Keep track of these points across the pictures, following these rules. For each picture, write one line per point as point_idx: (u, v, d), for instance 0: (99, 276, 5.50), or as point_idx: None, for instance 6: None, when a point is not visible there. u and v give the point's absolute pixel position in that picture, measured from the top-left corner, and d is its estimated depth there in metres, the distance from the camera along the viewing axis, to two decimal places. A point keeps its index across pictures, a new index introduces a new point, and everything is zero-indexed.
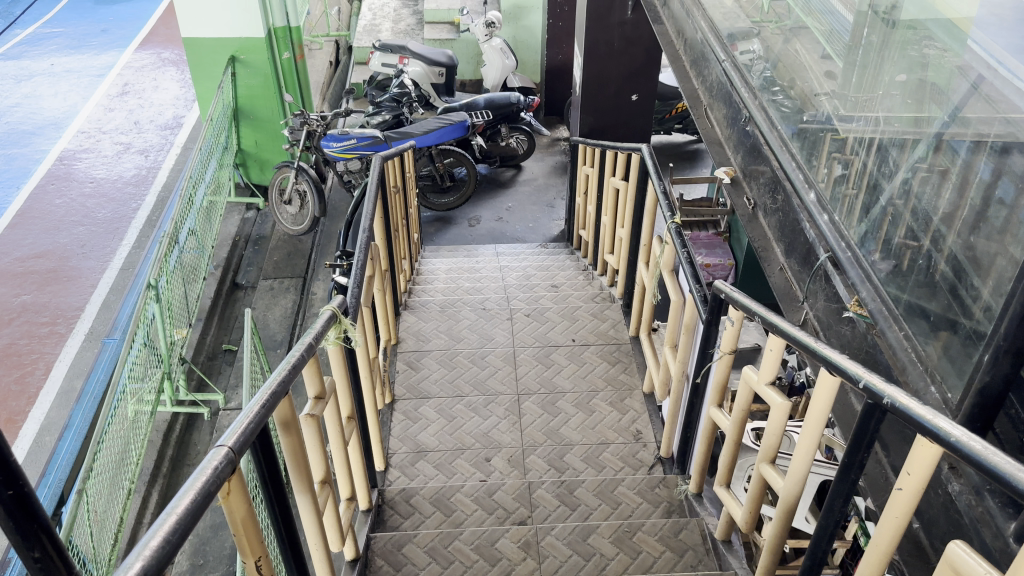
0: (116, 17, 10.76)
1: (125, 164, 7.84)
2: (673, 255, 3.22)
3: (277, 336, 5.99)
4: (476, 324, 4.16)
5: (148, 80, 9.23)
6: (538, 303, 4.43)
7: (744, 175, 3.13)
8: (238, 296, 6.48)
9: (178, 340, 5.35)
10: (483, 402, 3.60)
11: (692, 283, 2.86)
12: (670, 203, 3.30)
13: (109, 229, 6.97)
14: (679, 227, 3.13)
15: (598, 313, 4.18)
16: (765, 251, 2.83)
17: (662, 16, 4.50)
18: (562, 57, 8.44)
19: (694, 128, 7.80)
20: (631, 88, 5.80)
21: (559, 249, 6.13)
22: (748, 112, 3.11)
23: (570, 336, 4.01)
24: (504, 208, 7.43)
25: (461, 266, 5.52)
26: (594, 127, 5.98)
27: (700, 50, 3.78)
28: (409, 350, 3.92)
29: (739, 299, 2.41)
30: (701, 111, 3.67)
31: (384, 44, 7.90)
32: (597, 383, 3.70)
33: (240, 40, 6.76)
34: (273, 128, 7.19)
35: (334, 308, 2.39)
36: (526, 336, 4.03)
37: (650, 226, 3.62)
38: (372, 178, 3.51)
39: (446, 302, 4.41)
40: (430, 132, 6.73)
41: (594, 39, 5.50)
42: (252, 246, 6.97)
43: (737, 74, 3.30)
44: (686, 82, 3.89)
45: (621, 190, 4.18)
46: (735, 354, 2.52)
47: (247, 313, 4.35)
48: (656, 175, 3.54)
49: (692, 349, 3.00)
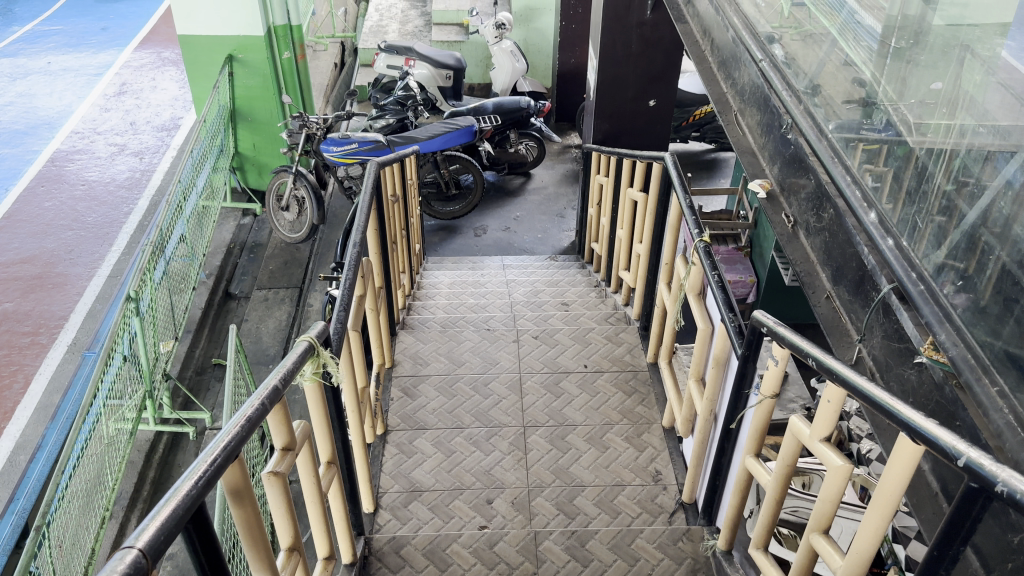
0: (116, 15, 10.48)
1: (118, 166, 7.54)
2: (698, 275, 2.85)
3: (269, 350, 5.66)
4: (479, 346, 3.78)
5: (146, 80, 8.94)
6: (547, 323, 4.08)
7: (784, 189, 2.80)
8: (230, 307, 6.15)
9: (162, 353, 5.01)
10: (485, 434, 3.26)
11: (723, 310, 2.52)
12: (697, 217, 2.94)
13: (99, 234, 6.66)
14: (707, 246, 2.77)
15: (612, 335, 3.81)
16: (810, 277, 2.51)
17: (686, 14, 4.17)
18: (575, 61, 8.11)
19: (712, 137, 7.46)
20: (648, 93, 5.46)
21: (570, 262, 5.78)
22: (788, 117, 2.72)
23: (582, 361, 3.64)
24: (512, 217, 7.09)
25: (465, 280, 5.18)
26: (609, 133, 5.64)
27: (729, 51, 3.44)
28: (405, 375, 3.57)
29: (785, 335, 2.05)
30: (731, 118, 3.31)
31: (389, 45, 7.61)
32: (612, 415, 3.34)
33: (239, 38, 6.48)
34: (272, 131, 6.88)
35: (309, 338, 2.04)
36: (533, 359, 3.67)
37: (672, 241, 3.26)
38: (366, 186, 3.17)
39: (446, 320, 4.07)
40: (436, 137, 6.43)
41: (611, 40, 5.17)
42: (248, 254, 6.65)
43: (776, 74, 2.84)
44: (714, 86, 3.55)
45: (640, 202, 3.83)
46: (777, 398, 2.17)
47: (232, 329, 4.01)
48: (681, 185, 3.17)
49: (721, 386, 2.65)
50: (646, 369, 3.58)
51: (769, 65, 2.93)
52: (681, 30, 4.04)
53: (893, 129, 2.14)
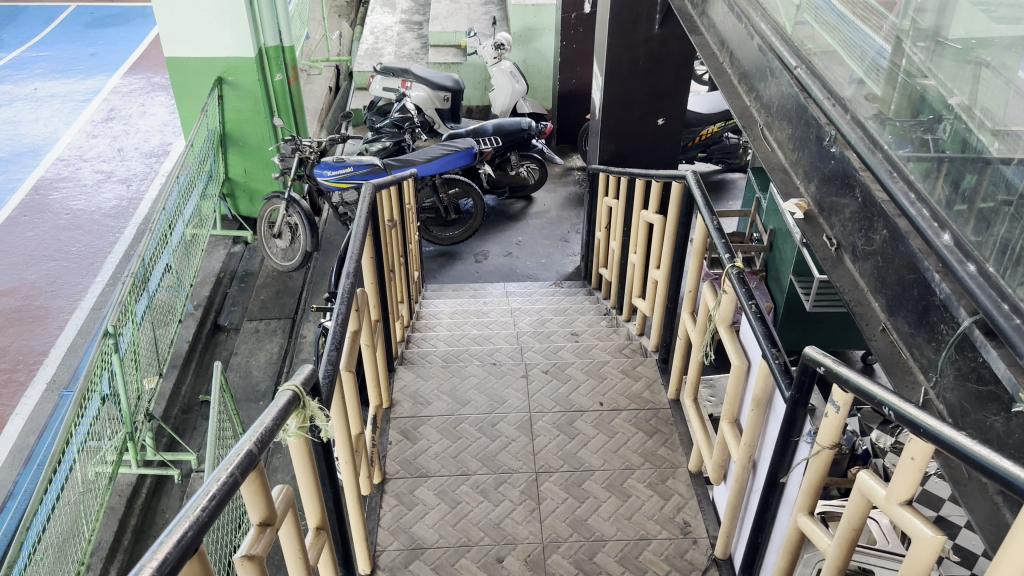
0: (105, 41, 10.27)
1: (105, 193, 7.27)
2: (731, 305, 2.58)
3: (260, 386, 5.35)
4: (485, 383, 3.45)
5: (136, 106, 8.71)
6: (557, 356, 3.78)
7: (823, 209, 2.54)
8: (219, 340, 5.84)
9: (144, 391, 4.70)
10: (493, 483, 2.94)
11: (764, 345, 2.24)
12: (726, 241, 2.67)
13: (82, 265, 6.37)
14: (740, 272, 2.50)
15: (629, 369, 3.49)
16: (861, 306, 2.24)
17: (700, 25, 3.92)
18: (577, 81, 7.89)
19: (718, 157, 7.22)
20: (656, 111, 5.21)
21: (576, 289, 5.50)
22: (830, 128, 2.44)
23: (597, 399, 3.32)
24: (514, 242, 6.82)
25: (466, 309, 4.89)
26: (616, 153, 5.39)
27: (754, 60, 3.17)
28: (405, 416, 3.23)
29: (847, 376, 1.77)
30: (757, 132, 3.04)
31: (386, 66, 7.33)
32: (633, 459, 3.03)
33: (228, 60, 6.24)
34: (263, 155, 6.63)
35: (293, 387, 1.75)
36: (544, 396, 3.34)
37: (696, 268, 2.98)
38: (361, 209, 2.89)
39: (447, 354, 3.76)
40: (433, 160, 6.19)
41: (616, 57, 4.93)
42: (238, 283, 6.36)
43: (813, 82, 2.58)
44: (736, 99, 3.28)
45: (656, 224, 3.56)
46: (837, 448, 1.89)
47: (216, 365, 3.69)
48: (706, 205, 2.89)
49: (761, 431, 2.37)
50: (667, 406, 3.26)
51: (804, 72, 2.68)
52: (696, 41, 3.78)
53: (966, 141, 1.85)
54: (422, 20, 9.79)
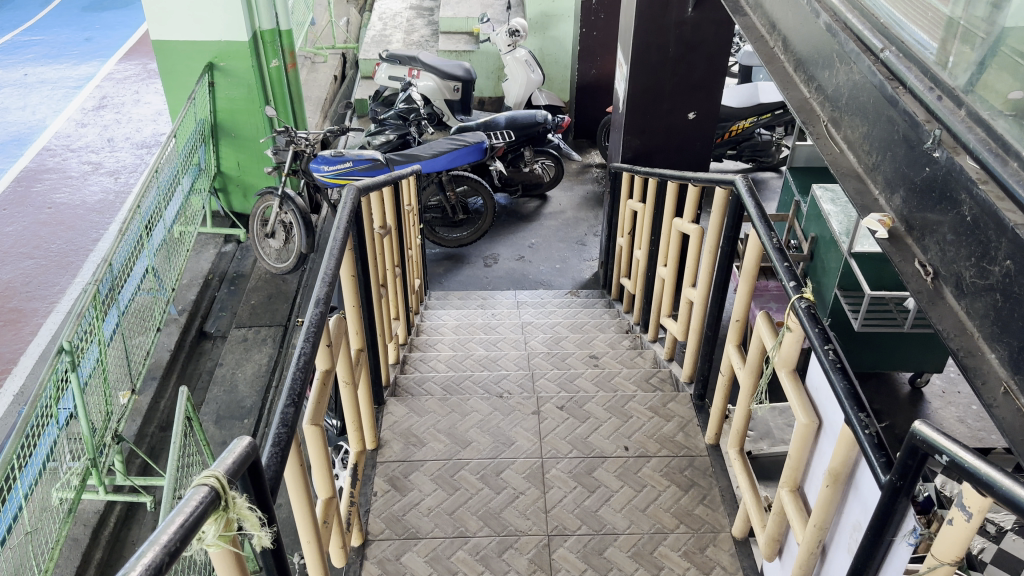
0: (103, 25, 9.83)
1: (91, 186, 6.82)
2: (796, 344, 2.08)
3: (246, 402, 4.88)
4: (489, 420, 2.93)
5: (129, 93, 8.26)
6: (575, 385, 3.27)
7: (914, 227, 2.01)
8: (204, 348, 5.39)
9: (114, 409, 4.27)
10: (496, 549, 2.43)
11: (848, 407, 1.75)
12: (789, 263, 2.14)
13: (62, 264, 5.92)
14: (810, 306, 1.99)
15: (658, 406, 2.97)
16: (974, 358, 1.70)
17: (745, 6, 3.39)
18: (597, 71, 7.36)
19: (749, 154, 6.70)
20: (687, 104, 4.67)
21: (594, 300, 5.00)
22: (933, 126, 1.90)
23: (621, 443, 2.80)
24: (527, 245, 6.31)
25: (472, 323, 4.40)
26: (640, 151, 4.87)
27: (817, 44, 2.65)
28: (394, 461, 2.72)
29: (986, 477, 1.27)
30: (821, 130, 2.54)
31: (392, 53, 6.87)
32: (664, 520, 2.52)
33: (219, 45, 5.76)
34: (256, 148, 6.15)
35: (213, 479, 1.26)
36: (558, 438, 2.83)
37: (747, 293, 2.45)
38: (342, 218, 2.39)
39: (446, 382, 3.27)
40: (440, 155, 5.69)
41: (644, 43, 4.41)
42: (228, 286, 5.89)
43: (909, 69, 2.01)
44: (794, 91, 2.76)
45: (693, 236, 3.05)
46: (960, 564, 1.41)
47: (181, 391, 3.31)
48: (758, 214, 2.35)
49: (835, 511, 1.89)
50: (706, 453, 2.75)
51: (895, 54, 2.08)
52: (740, 24, 3.27)
53: None
54: (433, 6, 9.26)
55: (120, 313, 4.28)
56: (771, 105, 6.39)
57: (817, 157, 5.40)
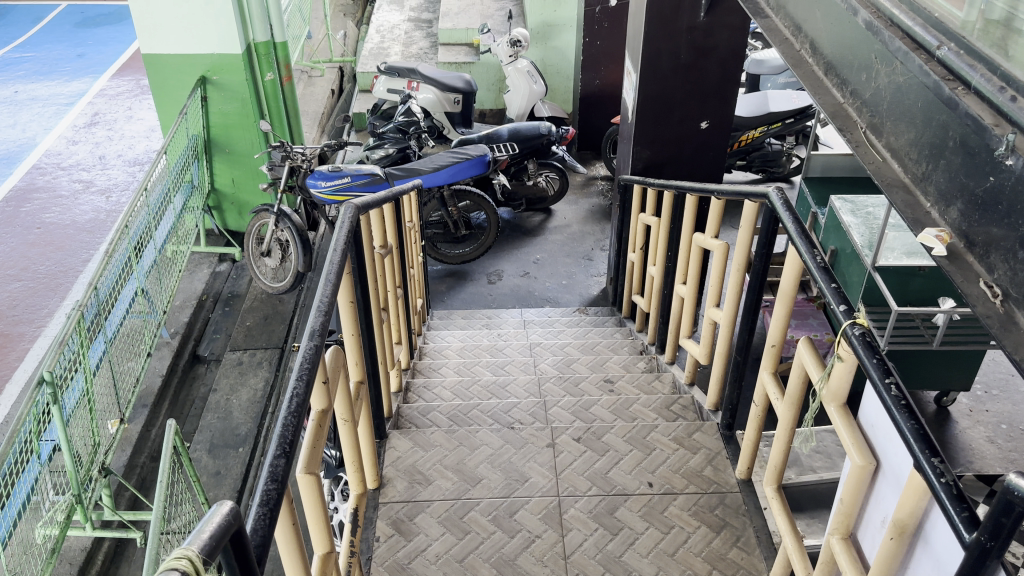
0: (95, 40, 9.67)
1: (81, 205, 6.62)
2: (846, 377, 1.87)
3: (241, 429, 4.65)
4: (501, 454, 2.70)
5: (122, 110, 8.08)
6: (591, 413, 3.05)
7: (976, 243, 1.78)
8: (198, 373, 5.16)
9: (102, 440, 4.05)
10: None
11: (918, 451, 1.53)
12: (835, 285, 1.92)
13: (50, 286, 5.71)
14: (864, 332, 1.79)
15: (683, 437, 2.75)
16: None
17: (765, 8, 3.20)
18: (601, 81, 7.18)
19: (759, 165, 6.52)
20: (699, 113, 4.47)
21: (604, 318, 4.79)
22: (1003, 130, 1.67)
23: (644, 478, 2.58)
24: (532, 260, 6.09)
25: (478, 345, 4.18)
26: (651, 162, 4.67)
27: (851, 46, 2.46)
28: (398, 501, 2.50)
29: None
30: (860, 137, 2.34)
31: (389, 66, 6.66)
32: (695, 566, 2.29)
33: (213, 57, 5.58)
34: (251, 164, 5.95)
35: (185, 560, 1.05)
36: (575, 474, 2.61)
37: (784, 316, 2.24)
38: (339, 236, 2.19)
39: (452, 411, 3.05)
40: (441, 169, 5.50)
41: (654, 50, 4.22)
42: (222, 306, 5.67)
43: (973, 67, 1.80)
44: (826, 96, 2.56)
45: (716, 252, 2.85)
46: None
47: (169, 423, 3.08)
48: (796, 227, 2.15)
49: (898, 566, 1.67)
50: (738, 489, 2.52)
51: (954, 51, 1.87)
52: (762, 26, 3.07)
53: None
54: (431, 18, 9.10)
55: (107, 341, 4.06)
56: (783, 114, 6.19)
57: (835, 167, 5.21)
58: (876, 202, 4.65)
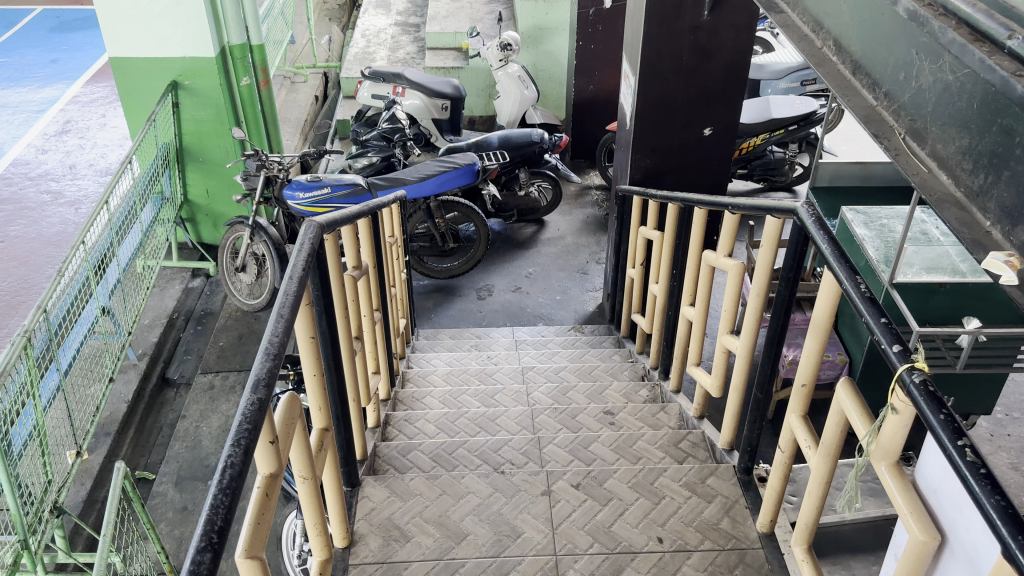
0: (70, 46, 9.33)
1: (49, 217, 6.27)
2: (901, 432, 1.57)
3: (211, 460, 4.31)
4: (490, 503, 2.38)
5: (95, 117, 7.74)
6: (591, 453, 2.74)
7: None
8: (166, 398, 4.82)
9: (57, 476, 3.68)
10: None
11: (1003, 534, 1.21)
12: (885, 320, 1.62)
13: (11, 304, 5.36)
14: (925, 379, 1.48)
15: (696, 484, 2.43)
16: None
17: (780, 2, 2.90)
18: (595, 87, 6.89)
19: (760, 173, 6.25)
20: (702, 118, 4.17)
21: (601, 338, 4.48)
22: None
23: (653, 533, 2.26)
24: (524, 274, 5.78)
25: (466, 369, 3.86)
26: (650, 171, 4.38)
27: (884, 42, 2.14)
28: (371, 563, 2.17)
29: None
30: (899, 144, 1.99)
31: (374, 70, 6.33)
32: None
33: (185, 61, 5.27)
34: (226, 173, 5.63)
35: None
36: (574, 528, 2.29)
37: (816, 351, 1.94)
38: (296, 256, 1.87)
39: (435, 450, 2.73)
40: (427, 179, 5.20)
41: (654, 51, 3.93)
42: (194, 326, 5.33)
43: None
44: (857, 99, 2.22)
45: (730, 271, 2.54)
46: None
47: (117, 465, 2.75)
48: (833, 250, 1.85)
49: None
50: (760, 545, 2.20)
51: None
52: (777, 21, 2.78)
53: None
54: (419, 22, 8.81)
55: (61, 375, 3.70)
56: (786, 120, 5.91)
57: (843, 175, 4.95)
58: (891, 213, 4.37)
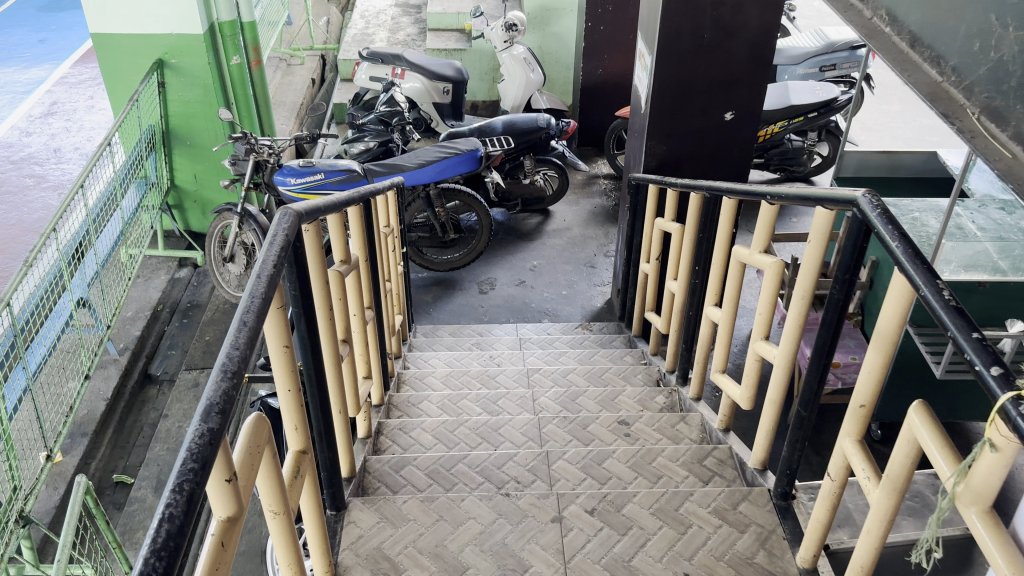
0: (59, 25, 9.01)
1: (31, 202, 5.98)
2: (998, 474, 1.28)
3: None
4: (492, 532, 2.09)
5: (83, 98, 7.44)
6: (605, 471, 2.46)
7: None
8: (148, 396, 4.54)
9: (25, 483, 3.40)
10: None
11: None
12: (978, 336, 1.31)
13: None
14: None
15: (727, 510, 2.14)
16: None
17: None
18: (604, 71, 6.58)
19: (777, 163, 5.96)
20: (723, 102, 3.87)
21: (611, 337, 4.20)
22: None
23: (678, 568, 1.98)
24: (528, 267, 5.49)
25: (467, 370, 3.58)
26: (666, 159, 4.09)
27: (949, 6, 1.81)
28: None
29: None
30: (972, 125, 1.64)
31: (373, 52, 6.06)
32: None
33: (171, 38, 4.96)
34: (214, 157, 5.34)
35: None
36: (588, 561, 2.01)
37: (879, 367, 1.66)
38: (266, 248, 1.58)
39: (432, 465, 2.46)
40: (427, 165, 4.91)
41: (673, 27, 3.63)
42: (180, 318, 5.05)
43: None
44: (917, 74, 1.86)
45: (767, 269, 2.25)
46: None
47: (77, 479, 2.46)
48: (907, 252, 1.55)
49: None
50: None
51: None
52: None
53: None
54: (421, 3, 8.50)
55: (27, 375, 3.41)
56: (806, 107, 5.62)
57: (870, 165, 4.66)
58: (924, 206, 4.08)
